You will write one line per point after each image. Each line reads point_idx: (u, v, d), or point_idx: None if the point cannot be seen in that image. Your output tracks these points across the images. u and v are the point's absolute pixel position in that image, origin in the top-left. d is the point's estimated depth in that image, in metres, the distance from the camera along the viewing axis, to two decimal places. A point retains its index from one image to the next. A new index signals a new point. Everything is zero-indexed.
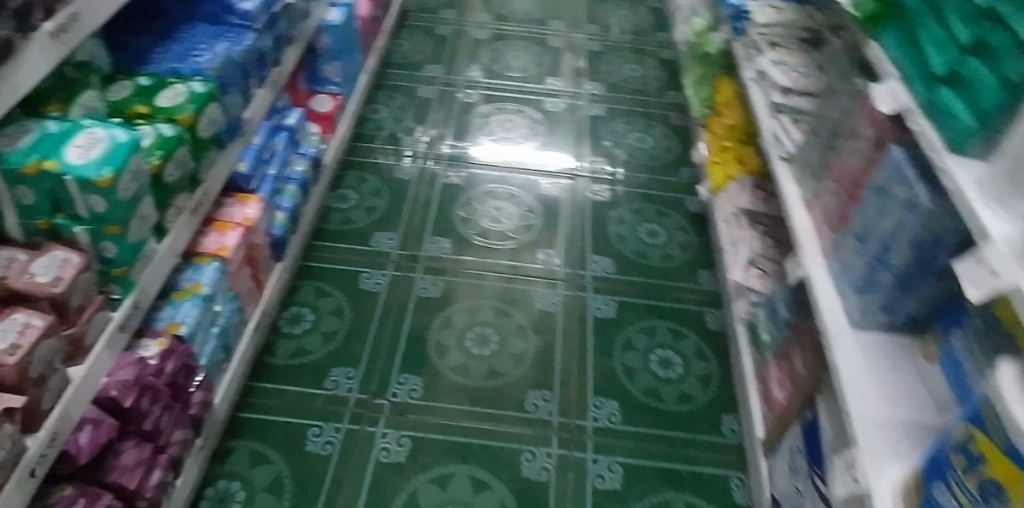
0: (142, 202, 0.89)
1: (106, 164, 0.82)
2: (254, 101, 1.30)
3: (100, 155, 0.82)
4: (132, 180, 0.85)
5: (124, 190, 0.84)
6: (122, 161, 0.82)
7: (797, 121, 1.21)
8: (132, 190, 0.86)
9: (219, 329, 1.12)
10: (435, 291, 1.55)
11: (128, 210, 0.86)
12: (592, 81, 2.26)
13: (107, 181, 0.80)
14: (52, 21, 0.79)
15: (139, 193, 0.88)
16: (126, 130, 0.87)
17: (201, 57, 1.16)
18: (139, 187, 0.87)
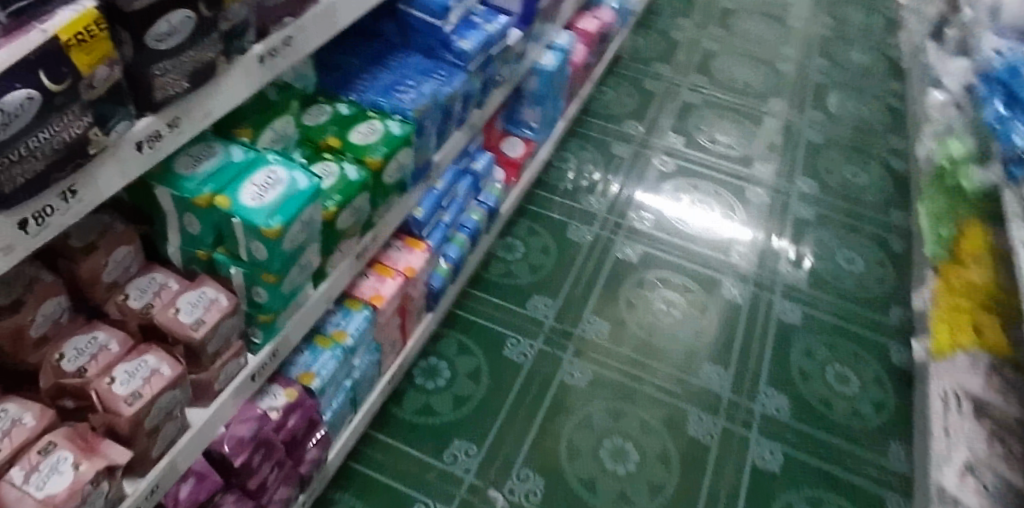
0: (305, 250, 0.79)
1: (277, 212, 0.71)
2: (448, 144, 1.18)
3: (274, 199, 0.72)
4: (301, 230, 0.75)
5: (289, 242, 0.74)
6: (293, 213, 0.72)
7: None
8: (298, 242, 0.75)
9: (352, 383, 1.05)
10: (581, 380, 1.43)
11: (288, 261, 0.76)
12: (804, 176, 2.02)
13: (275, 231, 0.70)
14: (264, 42, 0.72)
15: (304, 243, 0.78)
16: (308, 174, 0.76)
17: (404, 92, 1.02)
18: (305, 237, 0.77)
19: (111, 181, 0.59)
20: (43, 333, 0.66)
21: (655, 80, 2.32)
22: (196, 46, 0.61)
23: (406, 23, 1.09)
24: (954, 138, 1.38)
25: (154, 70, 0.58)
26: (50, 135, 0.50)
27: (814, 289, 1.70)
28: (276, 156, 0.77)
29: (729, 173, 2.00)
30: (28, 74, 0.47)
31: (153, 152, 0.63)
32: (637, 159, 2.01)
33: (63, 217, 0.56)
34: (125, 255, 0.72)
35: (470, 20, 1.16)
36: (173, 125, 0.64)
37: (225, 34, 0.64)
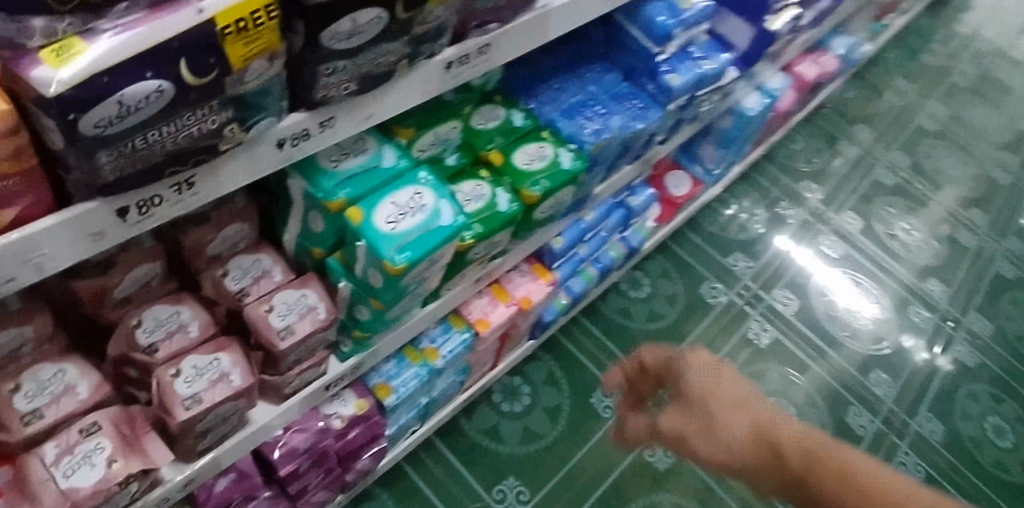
0: (424, 283, 0.70)
1: (408, 246, 0.61)
2: (613, 178, 1.03)
3: (410, 229, 0.62)
4: (428, 268, 0.65)
5: (410, 279, 0.63)
6: (426, 253, 0.61)
7: None
8: (420, 279, 0.65)
9: (426, 402, 0.96)
10: (663, 462, 1.27)
11: (402, 294, 0.66)
12: (989, 315, 1.71)
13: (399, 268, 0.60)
14: (455, 48, 0.61)
15: (425, 278, 0.68)
16: (456, 209, 0.65)
17: (588, 119, 0.89)
18: (430, 274, 0.67)
19: (236, 175, 0.51)
20: (127, 294, 0.60)
21: (853, 143, 1.98)
22: (377, 48, 0.50)
23: (617, 35, 0.96)
24: None
25: (321, 68, 0.48)
26: (174, 130, 0.41)
27: (946, 449, 1.46)
28: (429, 174, 0.67)
29: (900, 279, 1.71)
30: (163, 62, 0.37)
31: (294, 151, 0.53)
32: (807, 230, 1.75)
33: (171, 208, 0.48)
34: (237, 231, 0.65)
35: (687, 51, 1.02)
36: (326, 124, 0.54)
37: (415, 38, 0.53)
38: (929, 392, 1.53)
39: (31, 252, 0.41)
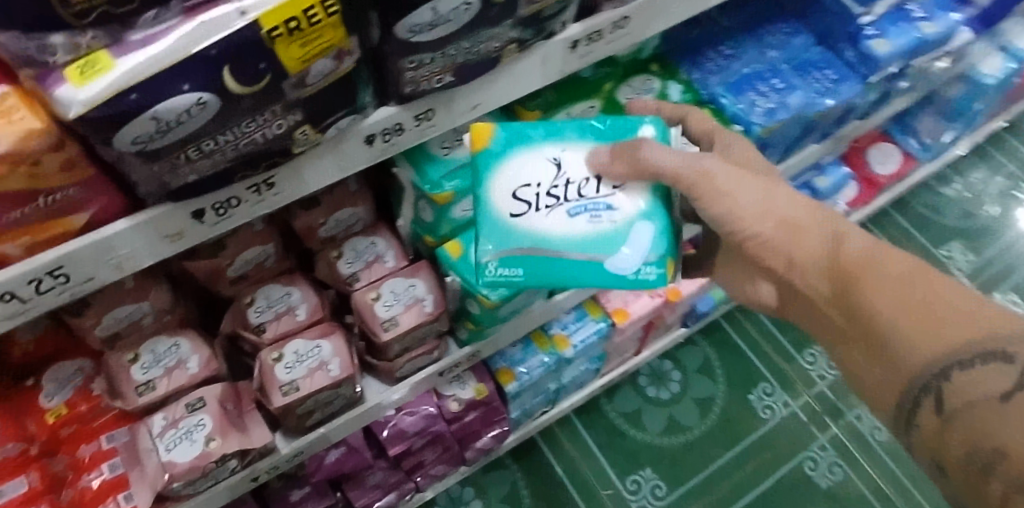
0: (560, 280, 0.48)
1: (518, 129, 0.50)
2: (794, 159, 0.86)
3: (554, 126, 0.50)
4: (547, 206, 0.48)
5: (517, 196, 0.49)
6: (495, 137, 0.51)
7: None
8: (534, 217, 0.48)
9: (556, 388, 0.92)
10: (825, 478, 1.12)
11: (507, 251, 0.48)
12: None
13: (488, 132, 0.49)
14: (584, 23, 0.51)
15: (557, 253, 0.48)
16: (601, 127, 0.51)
17: (761, 92, 0.74)
18: (558, 234, 0.48)
19: (324, 174, 0.47)
20: (241, 273, 0.61)
21: None
22: (474, 34, 0.43)
23: None
24: None
25: (405, 60, 0.42)
26: (234, 138, 0.38)
27: None
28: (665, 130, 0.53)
29: None
30: (205, 73, 0.33)
31: (387, 145, 0.49)
32: None
33: (252, 209, 0.45)
34: (349, 215, 0.62)
35: (903, 9, 0.82)
36: (423, 117, 0.49)
37: (527, 19, 0.45)
38: None
39: (109, 253, 0.41)
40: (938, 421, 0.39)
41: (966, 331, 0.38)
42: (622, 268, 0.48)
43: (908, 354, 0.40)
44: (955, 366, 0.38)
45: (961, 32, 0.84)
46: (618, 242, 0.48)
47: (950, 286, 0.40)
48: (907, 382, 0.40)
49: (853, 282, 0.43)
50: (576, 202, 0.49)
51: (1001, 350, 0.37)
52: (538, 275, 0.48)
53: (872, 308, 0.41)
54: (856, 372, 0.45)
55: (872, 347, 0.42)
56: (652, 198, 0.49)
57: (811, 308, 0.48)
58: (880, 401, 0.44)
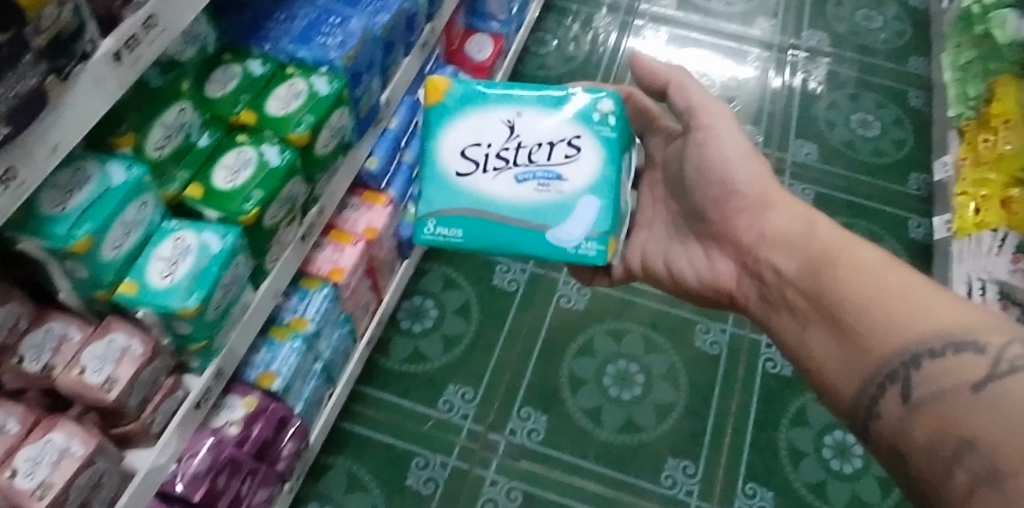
0: (489, 237, 0.80)
1: (472, 102, 0.84)
2: (397, 76, 0.99)
3: (522, 101, 0.84)
4: (493, 162, 0.82)
5: (468, 152, 0.82)
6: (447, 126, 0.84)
7: None
8: (477, 174, 0.81)
9: (323, 364, 0.97)
10: (580, 302, 1.31)
11: (441, 211, 0.81)
12: (812, 29, 1.78)
13: (446, 91, 0.84)
14: (114, 35, 0.56)
15: (494, 216, 0.80)
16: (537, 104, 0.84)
17: (329, 33, 0.84)
18: (496, 189, 0.81)
19: None
20: None
21: None
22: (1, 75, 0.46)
23: None
24: None
25: None
26: None
27: (823, 165, 1.56)
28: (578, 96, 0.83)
29: (730, 36, 1.74)
30: None
31: None
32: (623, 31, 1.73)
33: None
34: (7, 316, 0.61)
35: None
36: (7, 177, 0.49)
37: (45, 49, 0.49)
38: (790, 121, 1.62)
39: None
40: (904, 407, 0.56)
41: (924, 327, 0.57)
42: (563, 242, 0.79)
43: (890, 340, 0.59)
44: (925, 355, 0.56)
45: None
46: (560, 217, 0.80)
47: (925, 285, 0.60)
48: (880, 368, 0.58)
49: (835, 263, 0.68)
50: (525, 168, 0.81)
51: (967, 343, 0.54)
52: (470, 234, 0.80)
53: (847, 291, 0.64)
54: (821, 355, 0.65)
55: (839, 324, 0.64)
56: (602, 181, 0.80)
57: (789, 296, 0.72)
58: (843, 382, 0.62)
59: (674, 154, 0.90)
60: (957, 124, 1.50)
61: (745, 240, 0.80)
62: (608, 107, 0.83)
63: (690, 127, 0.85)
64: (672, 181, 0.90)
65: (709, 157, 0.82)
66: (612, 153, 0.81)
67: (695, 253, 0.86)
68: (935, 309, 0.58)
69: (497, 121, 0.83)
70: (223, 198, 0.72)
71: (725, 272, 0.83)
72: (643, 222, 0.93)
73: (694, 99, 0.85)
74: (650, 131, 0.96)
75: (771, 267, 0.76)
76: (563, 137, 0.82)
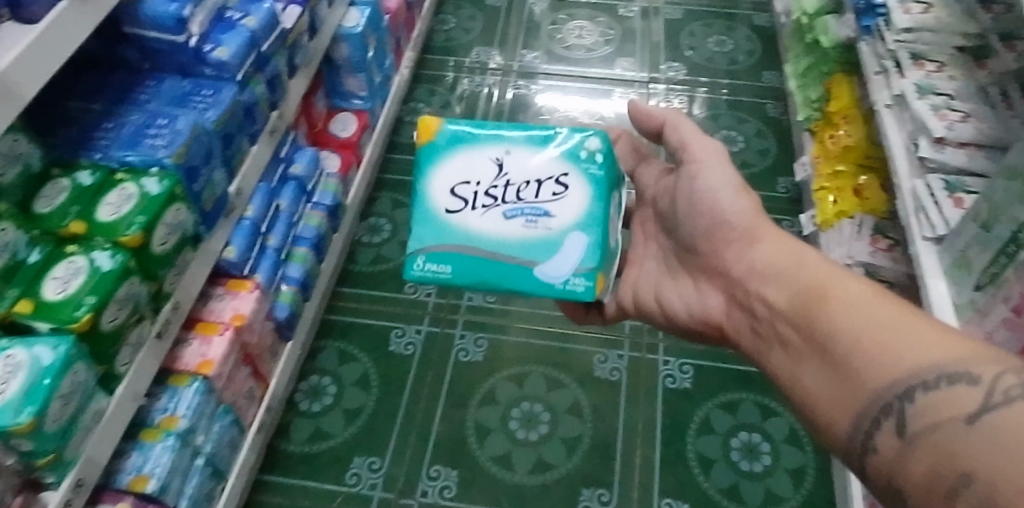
0: (479, 274, 0.78)
1: (463, 140, 0.81)
2: (245, 165, 1.03)
3: (511, 139, 0.81)
4: (483, 199, 0.79)
5: (458, 190, 0.80)
6: (432, 168, 0.81)
7: (955, 192, 1.04)
8: (466, 211, 0.79)
9: (206, 458, 0.96)
10: (477, 354, 1.33)
11: (430, 248, 0.79)
12: (669, 61, 1.90)
13: (438, 130, 0.82)
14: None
15: (483, 252, 0.78)
16: (524, 142, 0.81)
17: (157, 135, 0.88)
18: (484, 226, 0.79)
19: None
20: None
21: None
22: None
23: (144, 46, 0.93)
24: None
25: None
26: None
27: None
28: (567, 135, 0.81)
29: (594, 78, 1.85)
30: None
31: None
32: (493, 89, 1.82)
33: None
34: None
35: (224, 17, 0.99)
36: None
37: None
38: None
39: None
40: (900, 441, 0.52)
41: (917, 358, 0.54)
42: (551, 278, 0.77)
43: (880, 371, 0.55)
44: (919, 388, 0.52)
45: (286, 10, 1.08)
46: (548, 253, 0.78)
47: (918, 316, 0.57)
48: (874, 401, 0.55)
49: (828, 296, 0.63)
50: (514, 205, 0.79)
51: (960, 374, 0.51)
52: (458, 272, 0.78)
53: (838, 324, 0.60)
54: (810, 387, 0.61)
55: (829, 355, 0.60)
56: (590, 217, 0.78)
57: (780, 329, 0.68)
58: (834, 417, 0.58)
59: (666, 190, 0.89)
60: (806, 127, 1.57)
61: (736, 273, 0.76)
62: (596, 144, 0.80)
63: (683, 161, 0.83)
64: (663, 216, 0.89)
65: (699, 191, 0.80)
66: (601, 190, 0.79)
67: (684, 286, 0.84)
68: (935, 339, 0.54)
69: (486, 159, 0.81)
70: (55, 309, 0.73)
71: (714, 304, 0.79)
72: (635, 259, 0.92)
73: (688, 137, 0.84)
74: (644, 167, 0.96)
75: (761, 299, 0.72)
76: (551, 175, 0.80)
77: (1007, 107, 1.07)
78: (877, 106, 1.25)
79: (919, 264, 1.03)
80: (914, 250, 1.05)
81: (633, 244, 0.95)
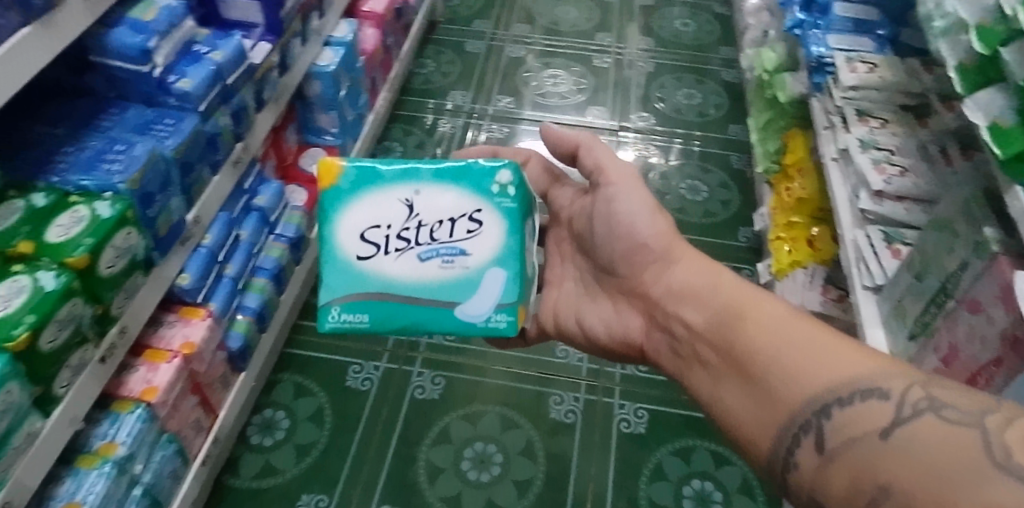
0: (401, 317, 0.77)
1: (370, 180, 0.78)
2: (205, 194, 1.04)
3: (419, 176, 0.78)
4: (395, 243, 0.77)
5: (369, 235, 0.78)
6: (332, 217, 0.78)
7: (894, 244, 1.08)
8: (380, 256, 0.77)
9: (143, 490, 0.95)
10: (434, 392, 1.33)
11: (346, 297, 0.77)
12: (641, 110, 1.96)
13: (339, 173, 0.78)
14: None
15: (402, 297, 0.77)
16: (428, 181, 0.78)
17: (115, 161, 0.89)
18: (400, 271, 0.77)
19: None
20: None
21: (477, 40, 2.11)
22: None
23: (109, 74, 0.95)
24: (773, 50, 1.63)
25: None
26: None
27: None
28: (474, 168, 0.78)
29: (568, 125, 1.89)
30: None
31: None
32: (468, 129, 1.86)
33: None
34: None
35: (192, 51, 1.02)
36: None
37: None
38: None
39: None
40: (819, 457, 0.54)
41: (829, 378, 0.56)
42: (472, 317, 0.77)
43: (797, 392, 0.58)
44: (834, 404, 0.55)
45: (256, 47, 1.11)
46: (467, 292, 0.77)
47: (830, 332, 0.60)
48: (792, 419, 0.57)
49: (744, 316, 0.67)
50: (428, 245, 0.77)
51: (873, 389, 0.53)
52: (376, 318, 0.78)
53: (755, 344, 0.64)
54: (734, 408, 0.64)
55: (751, 377, 0.63)
56: (507, 251, 0.78)
57: (700, 351, 0.71)
58: (758, 436, 0.61)
59: (580, 210, 0.90)
60: (765, 178, 1.68)
61: (655, 295, 0.79)
62: (508, 177, 0.78)
63: (600, 184, 0.84)
64: (580, 237, 0.90)
65: (618, 212, 0.81)
66: (515, 222, 0.78)
67: (603, 307, 0.86)
68: (840, 359, 0.57)
69: (395, 200, 0.78)
70: None
71: (634, 325, 0.82)
72: (553, 280, 0.92)
73: (603, 159, 0.85)
74: (556, 188, 0.97)
75: (680, 321, 0.75)
76: (464, 211, 0.78)
77: (945, 162, 1.11)
78: (825, 159, 1.31)
79: (859, 312, 1.06)
80: (855, 299, 1.08)
81: (548, 264, 0.94)
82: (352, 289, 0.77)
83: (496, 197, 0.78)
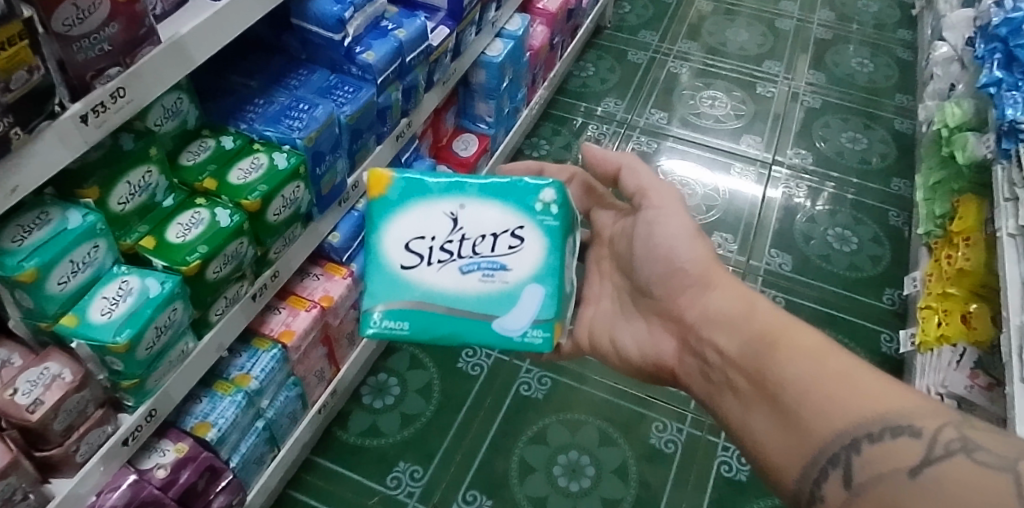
0: (439, 328, 0.75)
1: (417, 192, 0.77)
2: (367, 161, 1.11)
3: (464, 190, 0.77)
4: (438, 254, 0.76)
5: (413, 245, 0.77)
6: (379, 225, 0.77)
7: None
8: (423, 267, 0.76)
9: (264, 424, 1.03)
10: (539, 391, 1.34)
11: (386, 304, 0.76)
12: (798, 147, 1.86)
13: (388, 183, 0.77)
14: (82, 100, 0.64)
15: (442, 308, 0.75)
16: (474, 196, 0.77)
17: (294, 117, 0.95)
18: (441, 282, 0.76)
19: None
20: None
21: (641, 50, 2.09)
22: None
23: (304, 37, 1.02)
24: (959, 105, 1.46)
25: None
26: None
27: (796, 274, 1.60)
28: (517, 183, 0.77)
29: (718, 149, 1.84)
30: None
31: None
32: (616, 137, 1.85)
33: None
34: None
35: (379, 26, 1.07)
36: None
37: (17, 105, 0.57)
38: (768, 232, 1.67)
39: None
40: (846, 492, 0.55)
41: (861, 414, 0.57)
42: (508, 331, 0.75)
43: (829, 423, 0.58)
44: (865, 439, 0.56)
45: (436, 29, 1.16)
46: (505, 306, 0.75)
47: (865, 368, 0.60)
48: (821, 452, 0.58)
49: (778, 345, 0.65)
50: (469, 259, 0.76)
51: (905, 427, 0.54)
52: (415, 328, 0.75)
53: (790, 373, 0.62)
54: (761, 436, 0.63)
55: (780, 408, 0.61)
56: (547, 268, 0.76)
57: (732, 377, 0.68)
58: (785, 467, 0.60)
59: (622, 231, 0.86)
60: (925, 240, 1.55)
61: (689, 319, 0.75)
62: (552, 194, 0.77)
63: (641, 207, 0.81)
64: (620, 257, 0.86)
65: (656, 237, 0.78)
66: (556, 240, 0.76)
67: (637, 326, 0.83)
68: (874, 394, 0.57)
69: (440, 212, 0.77)
70: (170, 250, 0.80)
71: (667, 348, 0.79)
72: (591, 297, 0.89)
73: (646, 182, 0.82)
74: (598, 208, 0.93)
75: (713, 347, 0.71)
76: (506, 227, 0.77)
77: None
78: (1000, 234, 1.18)
79: (1013, 406, 0.93)
80: (1010, 390, 0.95)
81: (587, 281, 0.91)
82: (393, 296, 0.75)
83: (539, 213, 0.76)
